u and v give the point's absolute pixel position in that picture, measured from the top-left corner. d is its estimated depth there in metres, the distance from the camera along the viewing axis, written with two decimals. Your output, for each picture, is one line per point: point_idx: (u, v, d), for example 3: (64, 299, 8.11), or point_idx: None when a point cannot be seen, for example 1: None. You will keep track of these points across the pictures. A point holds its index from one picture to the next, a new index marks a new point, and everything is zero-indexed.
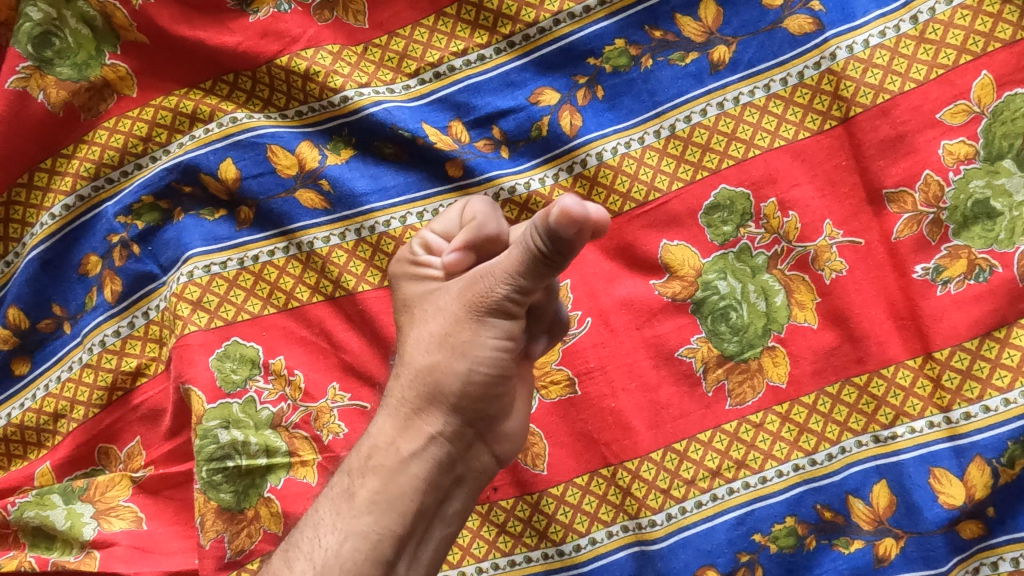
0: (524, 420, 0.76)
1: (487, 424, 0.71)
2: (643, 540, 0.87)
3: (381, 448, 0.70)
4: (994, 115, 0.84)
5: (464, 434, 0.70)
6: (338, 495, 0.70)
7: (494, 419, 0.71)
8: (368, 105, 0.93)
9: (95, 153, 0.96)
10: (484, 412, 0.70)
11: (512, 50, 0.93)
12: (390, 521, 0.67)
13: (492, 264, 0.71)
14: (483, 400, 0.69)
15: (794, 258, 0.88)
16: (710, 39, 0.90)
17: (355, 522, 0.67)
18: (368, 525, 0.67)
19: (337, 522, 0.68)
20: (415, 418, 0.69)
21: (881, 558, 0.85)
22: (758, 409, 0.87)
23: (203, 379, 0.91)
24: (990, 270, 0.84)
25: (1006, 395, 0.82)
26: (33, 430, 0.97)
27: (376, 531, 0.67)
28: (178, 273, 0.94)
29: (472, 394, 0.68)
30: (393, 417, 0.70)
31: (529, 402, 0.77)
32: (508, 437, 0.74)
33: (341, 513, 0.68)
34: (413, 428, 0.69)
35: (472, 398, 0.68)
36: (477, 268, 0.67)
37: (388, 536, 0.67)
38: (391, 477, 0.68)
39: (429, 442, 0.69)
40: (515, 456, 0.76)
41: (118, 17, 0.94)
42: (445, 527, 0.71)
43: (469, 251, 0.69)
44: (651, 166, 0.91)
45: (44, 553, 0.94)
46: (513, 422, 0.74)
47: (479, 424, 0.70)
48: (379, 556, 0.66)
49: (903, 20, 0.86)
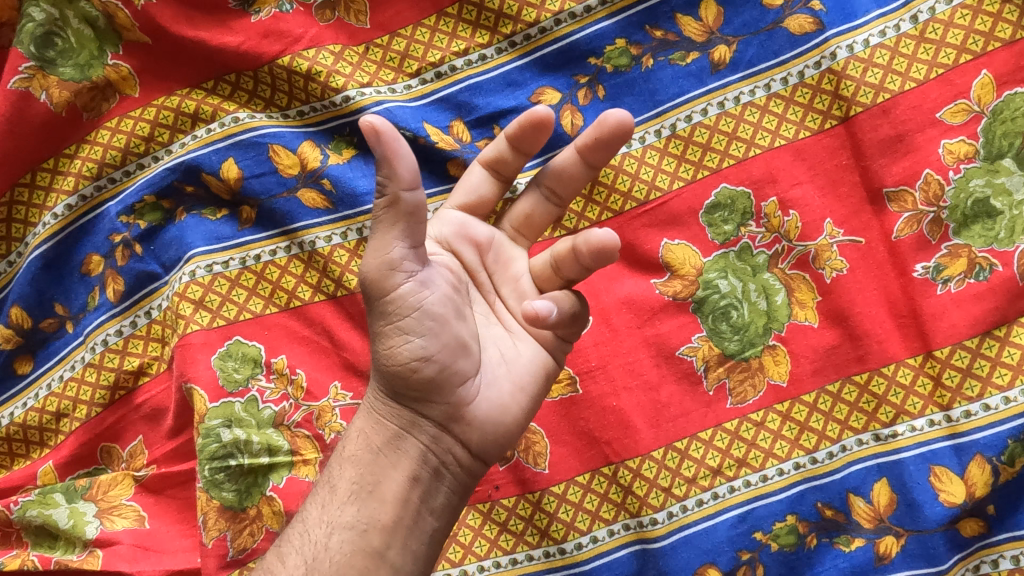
0: (493, 407, 0.70)
1: (443, 414, 0.69)
2: (644, 538, 0.87)
3: (356, 439, 0.72)
4: (994, 114, 0.84)
5: (421, 424, 0.69)
6: (322, 489, 0.71)
7: (449, 409, 0.69)
8: (370, 105, 0.93)
9: (97, 153, 0.96)
10: (428, 401, 0.68)
11: (513, 49, 0.93)
12: (373, 510, 0.67)
13: (415, 236, 0.60)
14: (419, 390, 0.67)
15: (794, 257, 0.88)
16: (710, 39, 0.90)
17: (340, 514, 0.68)
18: (352, 516, 0.68)
19: (323, 515, 0.69)
20: (377, 411, 0.71)
21: (881, 556, 0.85)
22: (759, 407, 0.88)
23: (205, 378, 0.91)
24: (990, 269, 0.84)
25: (1006, 393, 0.83)
26: (36, 429, 0.97)
27: (362, 521, 0.67)
28: (180, 272, 0.95)
29: (403, 385, 0.67)
30: (366, 412, 0.72)
31: (505, 384, 0.71)
32: (473, 425, 0.70)
33: (328, 506, 0.69)
34: (377, 421, 0.71)
35: (405, 388, 0.68)
36: (379, 253, 0.61)
37: (375, 526, 0.67)
38: (367, 466, 0.70)
39: (395, 436, 0.70)
40: (495, 444, 0.72)
41: (120, 17, 0.94)
42: (435, 519, 0.70)
43: (382, 229, 0.61)
44: (652, 165, 0.91)
45: (47, 552, 0.94)
46: (479, 410, 0.70)
47: (432, 414, 0.69)
48: (368, 546, 0.66)
49: (904, 20, 0.86)
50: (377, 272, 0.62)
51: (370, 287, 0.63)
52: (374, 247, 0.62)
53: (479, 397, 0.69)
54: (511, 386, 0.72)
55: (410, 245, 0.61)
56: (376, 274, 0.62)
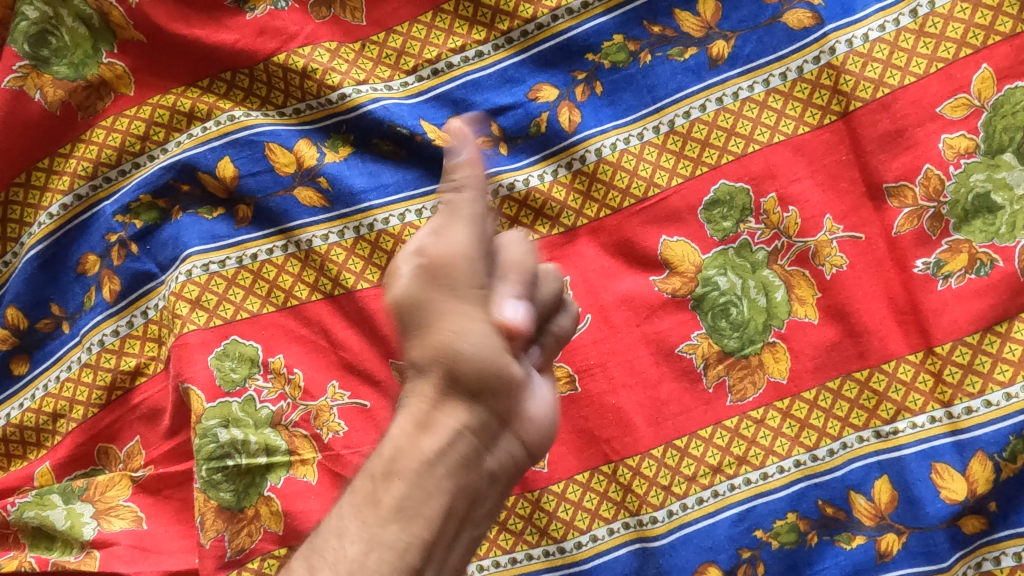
0: (549, 403, 0.68)
1: (506, 411, 0.64)
2: (644, 537, 0.87)
3: (398, 447, 0.62)
4: (994, 108, 0.84)
5: (484, 426, 0.63)
6: (358, 501, 0.63)
7: (514, 408, 0.64)
8: (366, 102, 0.92)
9: (92, 152, 0.95)
10: (499, 397, 0.63)
11: (510, 46, 0.93)
12: (417, 527, 0.60)
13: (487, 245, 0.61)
14: (496, 384, 0.62)
15: (794, 254, 0.88)
16: (708, 34, 0.90)
17: (380, 532, 0.60)
18: (395, 533, 0.60)
19: (361, 530, 0.60)
20: (429, 414, 0.62)
21: (883, 553, 0.84)
22: (759, 404, 0.87)
23: (202, 378, 0.91)
24: (991, 264, 0.83)
25: (1008, 389, 0.82)
26: (32, 430, 0.97)
27: (403, 540, 0.60)
28: (176, 272, 0.94)
29: (481, 377, 0.60)
30: (409, 415, 0.63)
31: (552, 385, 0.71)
32: (535, 422, 0.66)
33: (366, 521, 0.61)
34: (430, 425, 0.62)
35: (479, 383, 0.61)
36: (462, 246, 0.61)
37: (418, 543, 0.60)
38: (414, 478, 0.61)
39: (451, 439, 0.61)
40: (546, 444, 0.69)
41: (115, 15, 0.94)
42: (477, 531, 0.65)
43: (462, 224, 0.61)
44: (650, 162, 0.91)
45: (44, 553, 0.93)
46: (539, 410, 0.67)
47: (497, 411, 0.63)
48: (410, 567, 0.59)
49: (903, 14, 0.86)
50: (468, 264, 0.60)
51: (456, 275, 0.60)
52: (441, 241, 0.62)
53: (537, 393, 0.66)
54: (553, 385, 0.69)
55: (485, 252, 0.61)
56: (457, 264, 0.60)
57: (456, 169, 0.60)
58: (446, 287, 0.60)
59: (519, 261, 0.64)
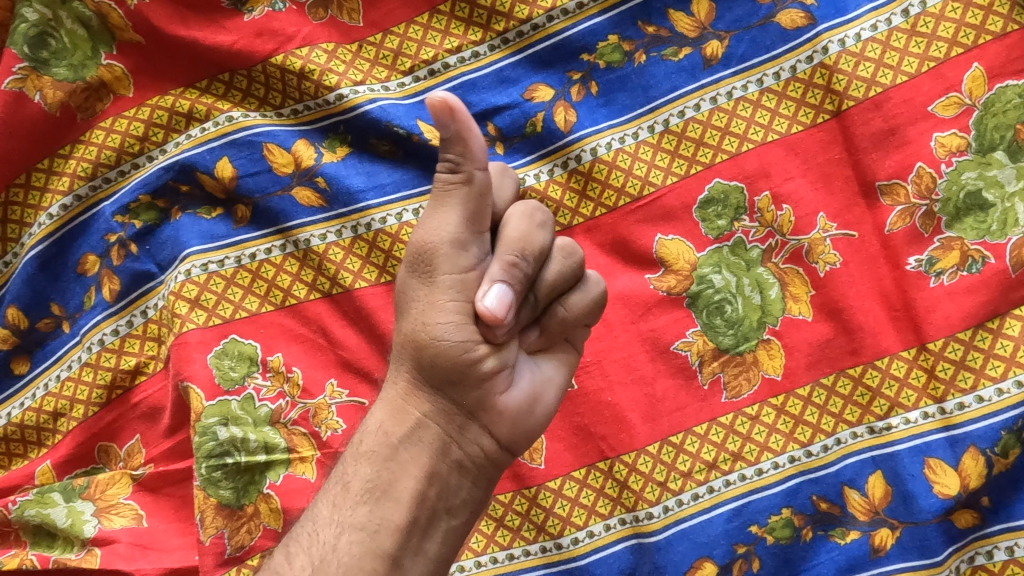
0: (522, 397, 0.71)
1: (472, 402, 0.68)
2: (640, 533, 0.88)
3: (372, 434, 0.70)
4: (985, 106, 0.84)
5: (449, 413, 0.69)
6: (334, 487, 0.70)
7: (480, 396, 0.68)
8: (363, 102, 0.93)
9: (92, 153, 0.96)
10: (462, 387, 0.67)
11: (506, 46, 0.93)
12: (386, 511, 0.66)
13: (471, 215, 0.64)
14: (456, 374, 0.66)
15: (788, 251, 0.89)
16: (703, 34, 0.91)
17: (352, 514, 0.67)
18: (364, 516, 0.66)
19: (334, 514, 0.67)
20: (401, 401, 0.69)
21: (877, 548, 0.85)
22: (754, 401, 0.88)
23: (201, 377, 0.92)
24: (983, 261, 0.84)
25: (999, 384, 0.83)
26: (33, 429, 0.97)
27: (373, 522, 0.66)
28: (175, 271, 0.95)
29: (443, 368, 0.66)
30: (385, 403, 0.70)
31: (535, 375, 0.73)
32: (503, 415, 0.70)
33: (339, 505, 0.68)
34: (401, 412, 0.69)
35: (443, 373, 0.67)
36: (439, 228, 0.64)
37: (386, 526, 0.66)
38: (383, 464, 0.68)
39: (418, 426, 0.69)
40: (521, 439, 0.72)
41: (114, 17, 0.94)
42: (452, 518, 0.69)
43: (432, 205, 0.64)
44: (645, 161, 0.91)
45: (45, 551, 0.94)
46: (510, 401, 0.70)
47: (462, 402, 0.68)
48: (378, 548, 0.65)
49: (895, 14, 0.87)
50: (445, 246, 0.64)
51: (436, 262, 0.64)
52: (425, 226, 0.65)
53: (508, 386, 0.69)
54: (533, 377, 0.72)
55: (471, 225, 0.64)
56: (438, 250, 0.64)
57: (448, 146, 0.60)
58: (422, 271, 0.65)
59: (519, 239, 0.65)
